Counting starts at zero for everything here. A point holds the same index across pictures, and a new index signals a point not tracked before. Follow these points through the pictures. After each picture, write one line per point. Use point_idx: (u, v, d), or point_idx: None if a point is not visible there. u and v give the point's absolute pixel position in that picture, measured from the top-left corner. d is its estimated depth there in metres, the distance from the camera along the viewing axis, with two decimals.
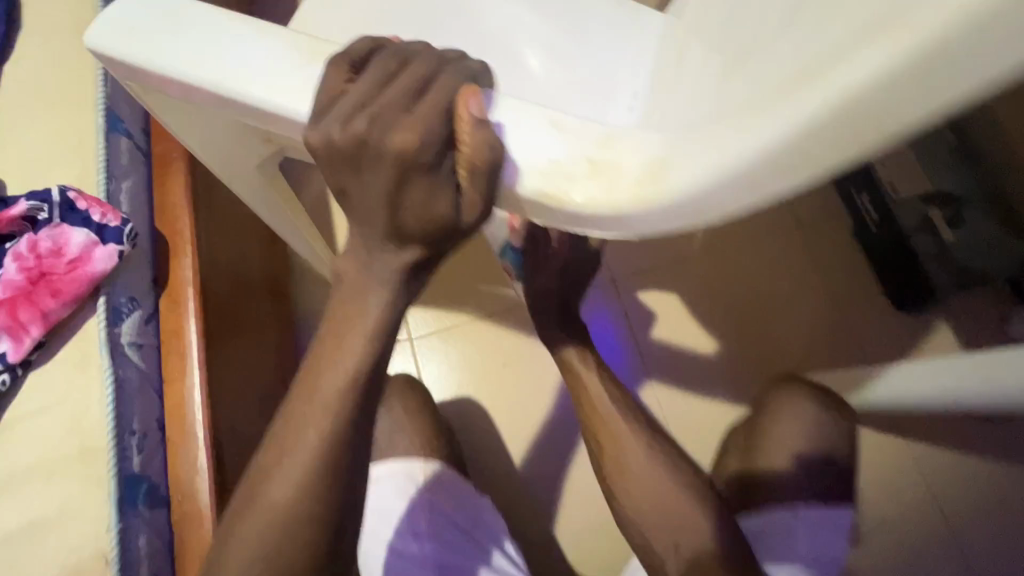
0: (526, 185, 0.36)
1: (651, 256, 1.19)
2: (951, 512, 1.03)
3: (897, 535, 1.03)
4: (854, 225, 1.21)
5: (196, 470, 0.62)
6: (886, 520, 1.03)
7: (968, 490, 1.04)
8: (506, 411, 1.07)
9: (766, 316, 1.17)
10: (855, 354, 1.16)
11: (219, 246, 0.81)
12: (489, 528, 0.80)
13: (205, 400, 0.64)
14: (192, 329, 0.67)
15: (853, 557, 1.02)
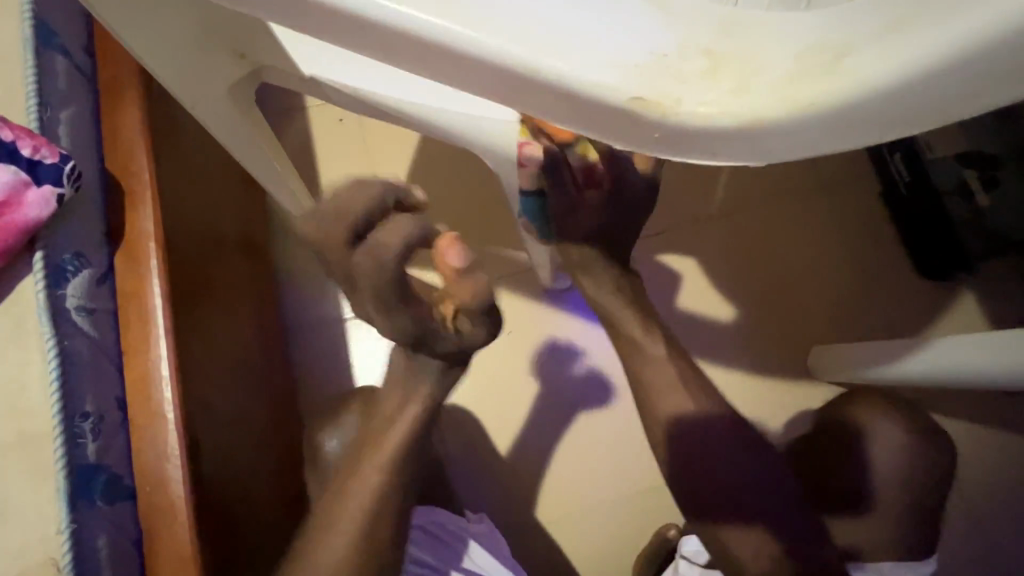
0: (621, 88, 0.28)
1: (667, 217, 1.10)
2: (980, 497, 0.95)
3: None
4: (883, 187, 1.12)
5: (166, 454, 0.53)
6: None
7: (999, 474, 0.96)
8: (510, 382, 0.99)
9: (789, 283, 1.09)
10: (876, 323, 1.08)
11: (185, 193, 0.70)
12: (491, 567, 0.73)
13: (174, 373, 0.55)
14: (155, 290, 0.57)
15: None
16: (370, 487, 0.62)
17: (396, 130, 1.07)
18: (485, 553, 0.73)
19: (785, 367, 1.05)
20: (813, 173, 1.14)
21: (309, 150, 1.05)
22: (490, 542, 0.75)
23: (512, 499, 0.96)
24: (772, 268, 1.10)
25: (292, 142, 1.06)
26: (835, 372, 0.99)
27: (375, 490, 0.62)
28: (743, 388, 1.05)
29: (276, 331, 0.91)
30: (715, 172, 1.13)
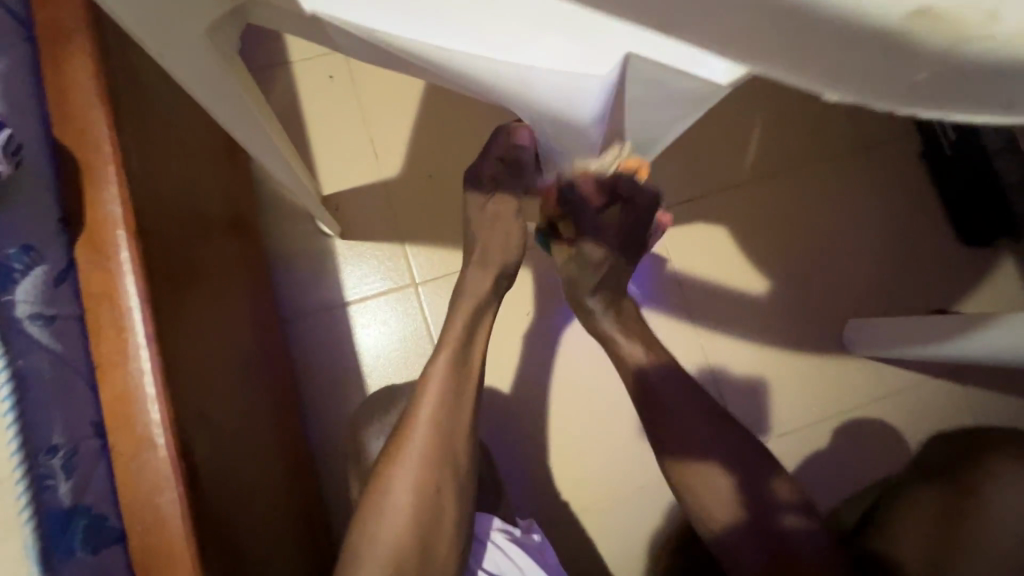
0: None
1: (693, 183, 1.02)
2: None
3: None
4: (926, 145, 1.04)
5: (160, 487, 0.43)
6: None
7: None
8: (532, 366, 0.92)
9: (825, 251, 1.02)
10: (920, 292, 1.01)
11: (161, 162, 0.57)
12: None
13: (161, 389, 0.45)
14: (129, 288, 0.45)
15: None
16: (412, 476, 0.55)
17: (395, 88, 0.95)
18: (535, 567, 0.61)
19: (822, 340, 0.99)
20: (851, 131, 1.05)
21: (297, 112, 0.93)
22: (538, 553, 0.64)
23: (541, 491, 0.89)
24: (807, 235, 1.02)
25: (278, 101, 0.93)
26: (859, 346, 0.96)
27: (414, 482, 0.55)
28: (780, 365, 0.98)
29: (273, 320, 0.81)
30: (746, 133, 1.04)
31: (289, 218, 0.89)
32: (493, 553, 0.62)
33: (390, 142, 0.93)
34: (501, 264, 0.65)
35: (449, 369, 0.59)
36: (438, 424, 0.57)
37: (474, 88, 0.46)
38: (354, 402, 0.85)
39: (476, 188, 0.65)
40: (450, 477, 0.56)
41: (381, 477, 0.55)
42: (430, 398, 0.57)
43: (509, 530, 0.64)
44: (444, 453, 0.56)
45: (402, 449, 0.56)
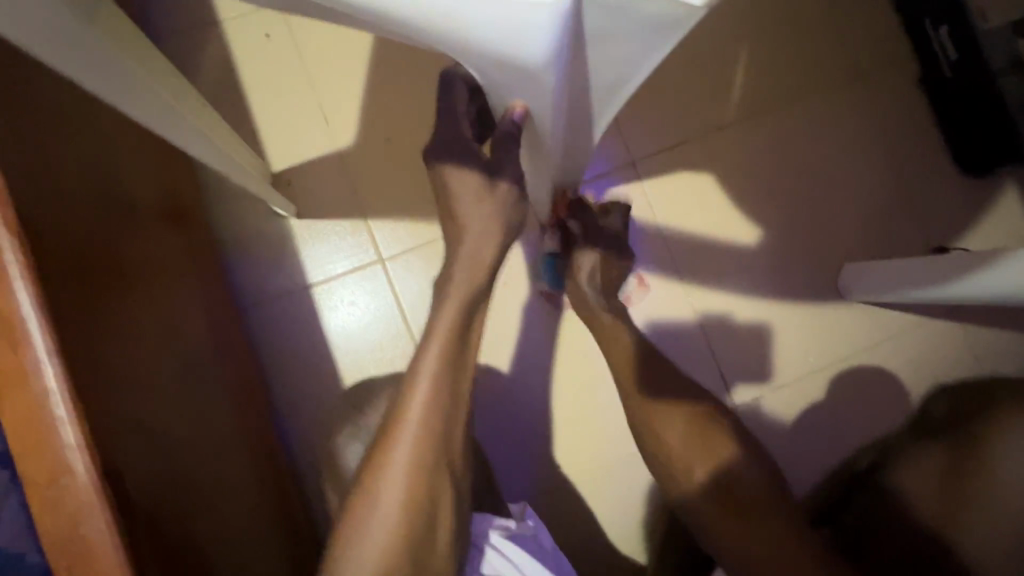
0: None
1: (676, 129, 0.95)
2: None
3: None
4: (924, 69, 0.96)
5: (83, 519, 0.38)
6: None
7: None
8: (516, 339, 0.87)
9: (819, 194, 0.95)
10: (920, 230, 0.96)
11: (54, 146, 0.49)
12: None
13: (72, 410, 0.39)
14: (20, 299, 0.39)
15: None
16: (399, 491, 0.47)
17: (340, 44, 0.85)
18: (534, 560, 0.57)
19: (818, 288, 0.94)
20: (844, 60, 0.97)
21: (234, 80, 0.84)
22: (536, 544, 0.59)
23: (536, 466, 0.86)
24: (799, 178, 0.95)
25: (211, 71, 0.84)
26: (857, 292, 0.90)
27: (403, 490, 0.47)
28: (775, 317, 0.93)
29: (229, 312, 0.75)
30: (731, 71, 0.95)
31: (237, 199, 0.81)
32: (490, 557, 0.56)
33: (341, 106, 0.85)
34: (484, 236, 0.51)
35: (444, 365, 0.49)
36: (429, 427, 0.48)
37: (403, 26, 0.39)
38: (328, 390, 0.80)
39: (452, 153, 0.50)
40: (445, 483, 0.49)
41: (364, 488, 0.47)
42: (418, 401, 0.48)
43: (507, 527, 0.58)
44: (437, 460, 0.48)
45: (387, 458, 0.48)
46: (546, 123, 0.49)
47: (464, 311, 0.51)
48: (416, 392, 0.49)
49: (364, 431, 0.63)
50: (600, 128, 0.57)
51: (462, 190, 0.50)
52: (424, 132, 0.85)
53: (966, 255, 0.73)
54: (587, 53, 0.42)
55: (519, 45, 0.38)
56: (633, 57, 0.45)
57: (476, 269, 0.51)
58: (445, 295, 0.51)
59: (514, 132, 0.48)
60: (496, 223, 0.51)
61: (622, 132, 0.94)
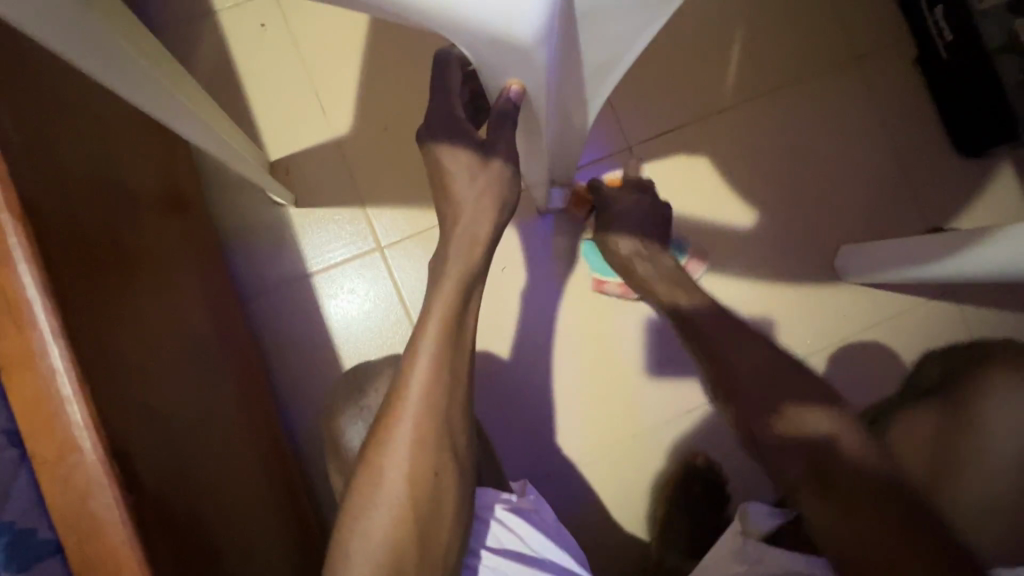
0: None
1: (671, 113, 0.95)
2: None
3: None
4: (921, 49, 0.96)
5: (92, 493, 0.39)
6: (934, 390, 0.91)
7: None
8: (516, 325, 0.87)
9: (816, 175, 0.96)
10: (918, 210, 0.96)
11: (53, 132, 0.50)
12: (544, 549, 0.57)
13: (78, 389, 0.40)
14: (25, 280, 0.39)
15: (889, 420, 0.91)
16: (404, 468, 0.48)
17: (335, 32, 0.85)
18: (537, 533, 0.57)
19: (814, 270, 0.94)
20: (840, 42, 0.97)
21: (230, 69, 0.84)
22: (538, 520, 0.59)
23: (538, 451, 0.86)
24: (796, 160, 0.95)
25: (208, 60, 0.84)
26: (853, 274, 0.91)
27: (407, 467, 0.48)
28: (773, 299, 0.94)
29: (231, 300, 0.76)
30: (727, 53, 0.96)
31: (236, 189, 0.82)
32: (495, 529, 0.56)
33: (337, 95, 0.85)
34: (483, 215, 0.51)
35: (443, 344, 0.50)
36: (431, 406, 0.49)
37: (393, 5, 0.39)
38: (330, 378, 0.81)
39: (447, 131, 0.50)
40: (450, 462, 0.49)
41: (370, 466, 0.48)
42: (420, 379, 0.49)
43: (511, 502, 0.59)
44: (440, 438, 0.49)
45: (390, 437, 0.48)
46: (541, 101, 0.50)
47: (463, 290, 0.51)
48: (415, 371, 0.49)
49: (365, 412, 0.64)
50: (596, 102, 0.57)
51: (459, 170, 0.51)
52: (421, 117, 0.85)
53: (960, 233, 0.74)
54: (579, 30, 0.43)
55: (511, 21, 0.39)
56: (628, 29, 0.47)
57: (474, 249, 0.52)
58: (444, 274, 0.51)
59: (510, 109, 0.48)
60: (495, 203, 0.51)
61: (618, 116, 0.94)
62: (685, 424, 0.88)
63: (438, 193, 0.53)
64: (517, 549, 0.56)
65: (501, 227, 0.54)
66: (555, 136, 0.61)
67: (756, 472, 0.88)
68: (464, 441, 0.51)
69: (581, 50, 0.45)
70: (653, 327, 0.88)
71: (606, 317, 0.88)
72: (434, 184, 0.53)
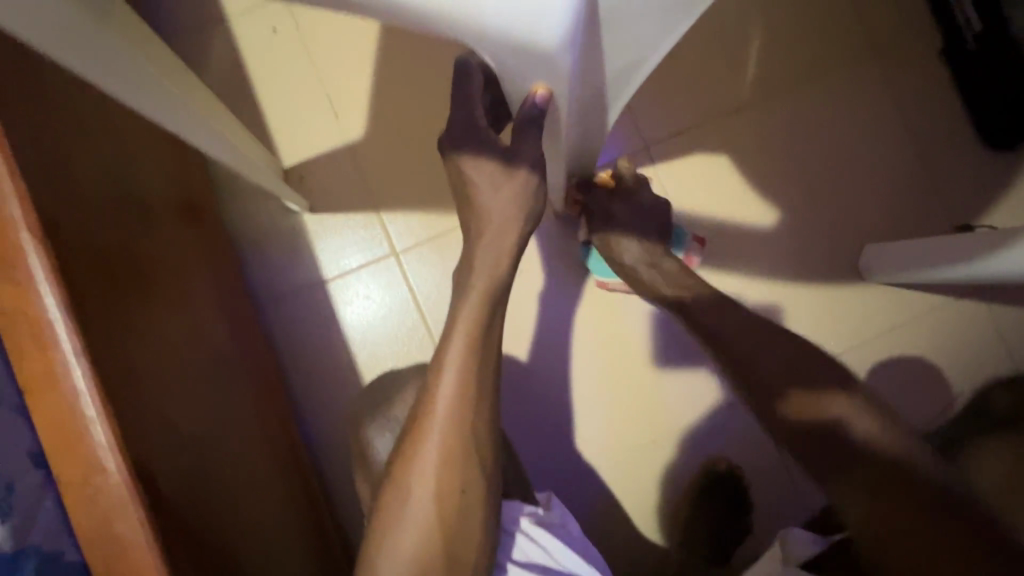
0: None
1: (689, 111, 0.93)
2: None
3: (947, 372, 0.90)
4: (947, 38, 0.93)
5: (116, 515, 0.39)
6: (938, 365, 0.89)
7: None
8: (535, 329, 0.86)
9: (839, 172, 0.93)
10: (945, 205, 0.93)
11: (69, 148, 0.49)
12: (574, 562, 0.56)
13: (102, 411, 0.39)
14: (47, 300, 0.39)
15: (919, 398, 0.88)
16: (430, 485, 0.47)
17: (347, 35, 0.84)
18: (566, 547, 0.56)
19: (838, 270, 0.92)
20: (862, 33, 0.94)
21: (242, 76, 0.83)
22: (565, 531, 0.59)
23: (558, 457, 0.85)
24: (817, 157, 0.93)
25: (220, 67, 0.83)
26: (875, 274, 0.89)
27: (434, 484, 0.47)
28: (795, 300, 0.92)
29: (248, 309, 0.75)
30: (745, 48, 0.93)
31: (251, 196, 0.81)
32: (520, 541, 0.56)
33: (351, 99, 0.84)
34: (505, 226, 0.50)
35: (469, 357, 0.49)
36: (456, 420, 0.48)
37: (414, 12, 0.38)
38: (348, 385, 0.80)
39: (469, 139, 0.49)
40: (477, 477, 0.48)
41: (396, 484, 0.48)
42: (445, 395, 0.48)
43: (537, 514, 0.59)
44: (466, 453, 0.48)
45: (415, 454, 0.48)
46: (564, 107, 0.49)
47: (488, 301, 0.50)
48: (439, 386, 0.48)
49: (391, 423, 0.63)
50: (618, 106, 0.55)
51: (481, 181, 0.49)
52: (435, 121, 0.84)
53: (992, 232, 0.72)
54: (605, 34, 0.41)
55: (537, 28, 0.37)
56: (652, 33, 0.45)
57: (498, 259, 0.51)
58: (467, 287, 0.50)
59: (532, 118, 0.47)
60: (519, 213, 0.50)
61: (634, 115, 0.92)
62: (707, 428, 0.87)
63: (459, 202, 0.52)
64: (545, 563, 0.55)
65: (526, 236, 0.53)
66: (575, 141, 0.59)
67: (783, 475, 0.86)
68: (492, 454, 0.50)
69: (606, 55, 0.44)
70: (673, 329, 0.87)
71: (626, 320, 0.87)
72: (455, 195, 0.52)
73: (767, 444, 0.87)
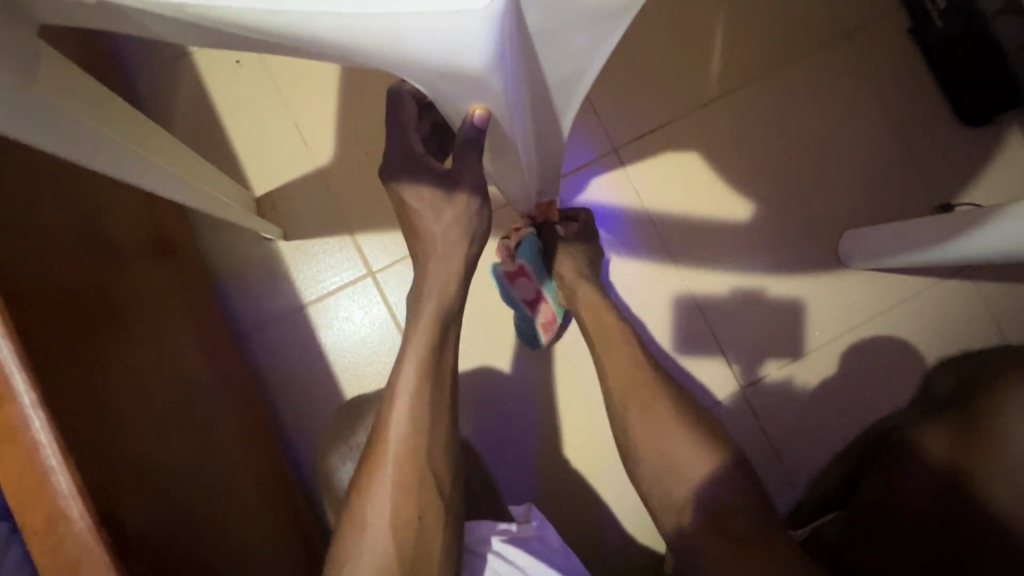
0: None
1: (656, 110, 0.92)
2: None
3: (928, 343, 0.90)
4: (915, 19, 0.92)
5: (82, 560, 0.40)
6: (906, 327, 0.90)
7: None
8: (512, 340, 0.87)
9: (813, 160, 0.93)
10: (925, 187, 0.92)
11: (26, 203, 0.51)
12: None
13: (64, 460, 0.40)
14: (2, 352, 0.40)
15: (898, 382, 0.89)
16: (387, 510, 0.49)
17: (310, 62, 0.85)
18: (538, 559, 0.56)
19: (817, 259, 0.91)
20: (827, 19, 0.94)
21: (209, 110, 0.84)
22: (539, 544, 0.59)
23: (543, 465, 0.86)
24: (790, 147, 0.92)
25: (188, 102, 0.85)
26: (858, 262, 0.88)
27: (391, 509, 0.49)
28: (777, 293, 0.91)
29: (225, 340, 0.76)
30: (710, 44, 0.93)
31: (223, 228, 0.83)
32: (491, 562, 0.56)
33: (317, 125, 0.85)
34: (450, 249, 0.51)
35: (424, 379, 0.51)
36: (412, 445, 0.50)
37: (333, 51, 0.39)
38: (332, 409, 0.81)
39: (407, 165, 0.50)
40: (434, 501, 0.50)
41: (355, 513, 0.49)
42: (399, 422, 0.50)
43: (508, 530, 0.59)
44: (422, 476, 0.50)
45: (374, 479, 0.50)
46: (505, 125, 0.49)
47: (437, 326, 0.52)
48: (394, 414, 0.51)
49: (355, 451, 0.64)
50: (568, 118, 0.55)
51: (423, 205, 0.50)
52: None
53: (956, 215, 0.72)
54: (536, 53, 0.41)
55: (459, 55, 0.37)
56: (588, 47, 0.45)
57: (445, 280, 0.52)
58: (418, 314, 0.52)
59: (468, 137, 0.47)
60: (462, 234, 0.51)
61: (603, 119, 0.92)
62: None
63: (406, 227, 0.53)
64: None
65: (472, 256, 0.54)
66: (531, 155, 0.59)
67: (773, 469, 0.89)
68: (449, 474, 0.52)
69: (541, 70, 0.44)
70: (669, 324, 0.90)
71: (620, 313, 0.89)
72: (403, 218, 0.52)
73: (757, 437, 0.89)
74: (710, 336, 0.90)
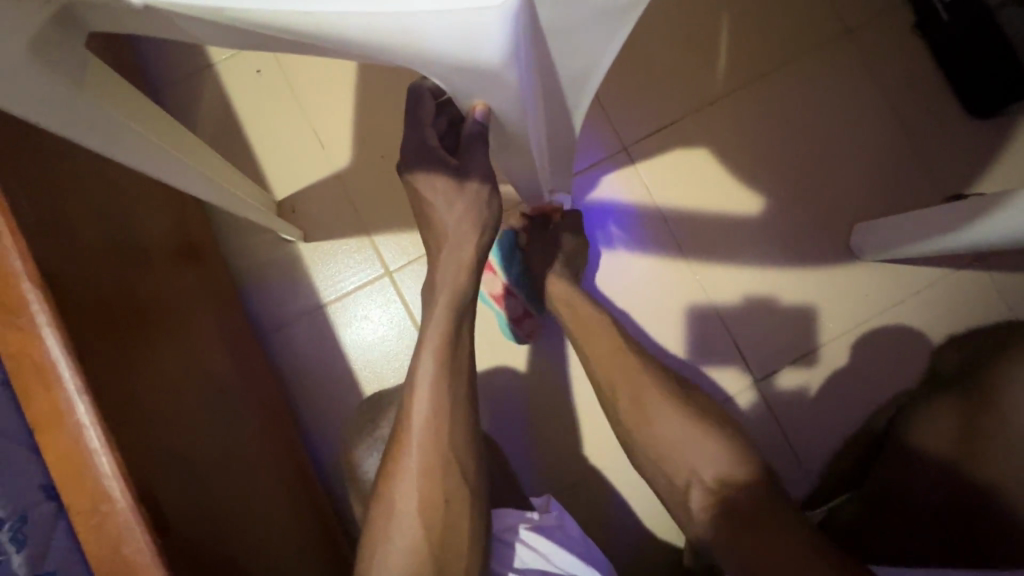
0: None
1: (664, 109, 0.94)
2: None
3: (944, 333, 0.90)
4: (919, 12, 0.93)
5: (124, 538, 0.41)
6: (920, 318, 0.90)
7: None
8: (527, 338, 0.88)
9: (821, 155, 0.93)
10: (935, 177, 0.92)
11: (66, 207, 0.53)
12: (573, 566, 0.57)
13: (107, 443, 0.42)
14: (49, 342, 0.42)
15: (914, 372, 0.89)
16: (412, 497, 0.50)
17: (326, 71, 0.88)
18: (561, 548, 0.57)
19: (828, 253, 0.92)
20: (831, 16, 0.95)
21: (230, 120, 0.88)
22: (562, 533, 0.60)
23: (560, 461, 0.86)
24: (797, 142, 0.93)
25: (210, 114, 0.88)
26: (870, 253, 0.89)
27: (417, 495, 0.50)
28: (790, 286, 0.92)
29: (249, 339, 0.79)
30: (715, 44, 0.95)
31: (246, 233, 0.85)
32: (518, 550, 0.57)
33: (334, 131, 0.88)
34: (468, 242, 0.53)
35: (441, 368, 0.53)
36: (435, 432, 0.52)
37: (358, 50, 0.41)
38: (353, 406, 0.83)
39: (426, 161, 0.51)
40: (458, 489, 0.51)
41: (382, 499, 0.51)
42: (422, 411, 0.52)
43: (532, 520, 0.60)
44: (445, 463, 0.51)
45: (399, 467, 0.51)
46: (520, 120, 0.50)
47: (456, 317, 0.54)
48: (417, 402, 0.52)
49: (377, 443, 0.65)
50: (580, 113, 0.57)
51: (443, 201, 0.52)
52: None
53: (961, 205, 0.73)
54: (550, 49, 0.43)
55: (477, 52, 0.39)
56: (599, 42, 0.47)
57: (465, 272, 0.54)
58: (438, 306, 0.54)
59: (483, 132, 0.48)
60: (479, 227, 0.53)
61: (611, 119, 0.94)
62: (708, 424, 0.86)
63: (425, 223, 0.55)
64: (543, 568, 0.56)
65: (488, 249, 0.55)
66: (544, 151, 0.61)
67: (792, 464, 0.89)
68: (471, 462, 0.53)
69: (554, 65, 0.46)
70: (682, 319, 0.91)
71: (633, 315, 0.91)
72: (422, 213, 0.54)
73: (773, 431, 0.89)
74: (724, 331, 0.91)
